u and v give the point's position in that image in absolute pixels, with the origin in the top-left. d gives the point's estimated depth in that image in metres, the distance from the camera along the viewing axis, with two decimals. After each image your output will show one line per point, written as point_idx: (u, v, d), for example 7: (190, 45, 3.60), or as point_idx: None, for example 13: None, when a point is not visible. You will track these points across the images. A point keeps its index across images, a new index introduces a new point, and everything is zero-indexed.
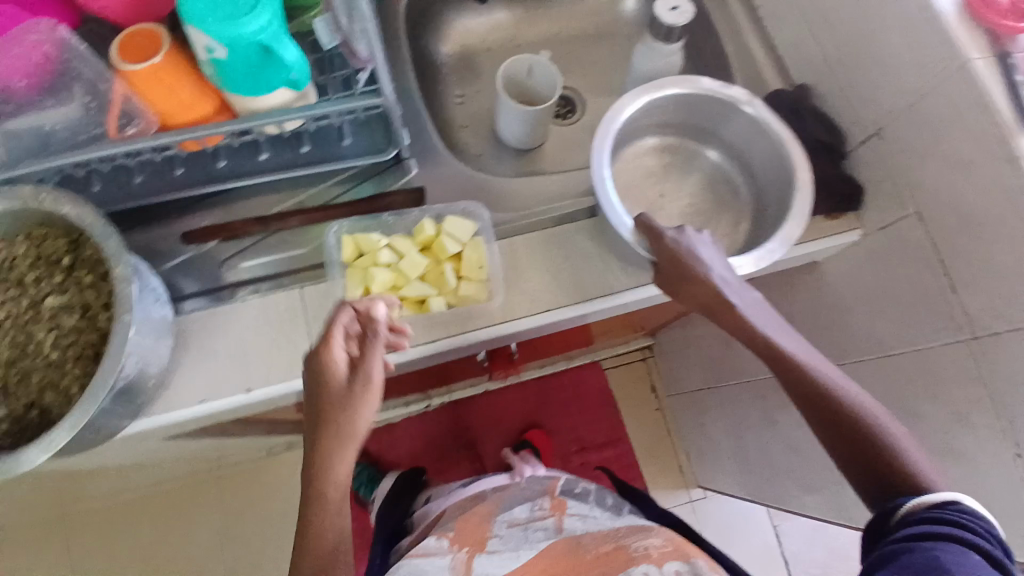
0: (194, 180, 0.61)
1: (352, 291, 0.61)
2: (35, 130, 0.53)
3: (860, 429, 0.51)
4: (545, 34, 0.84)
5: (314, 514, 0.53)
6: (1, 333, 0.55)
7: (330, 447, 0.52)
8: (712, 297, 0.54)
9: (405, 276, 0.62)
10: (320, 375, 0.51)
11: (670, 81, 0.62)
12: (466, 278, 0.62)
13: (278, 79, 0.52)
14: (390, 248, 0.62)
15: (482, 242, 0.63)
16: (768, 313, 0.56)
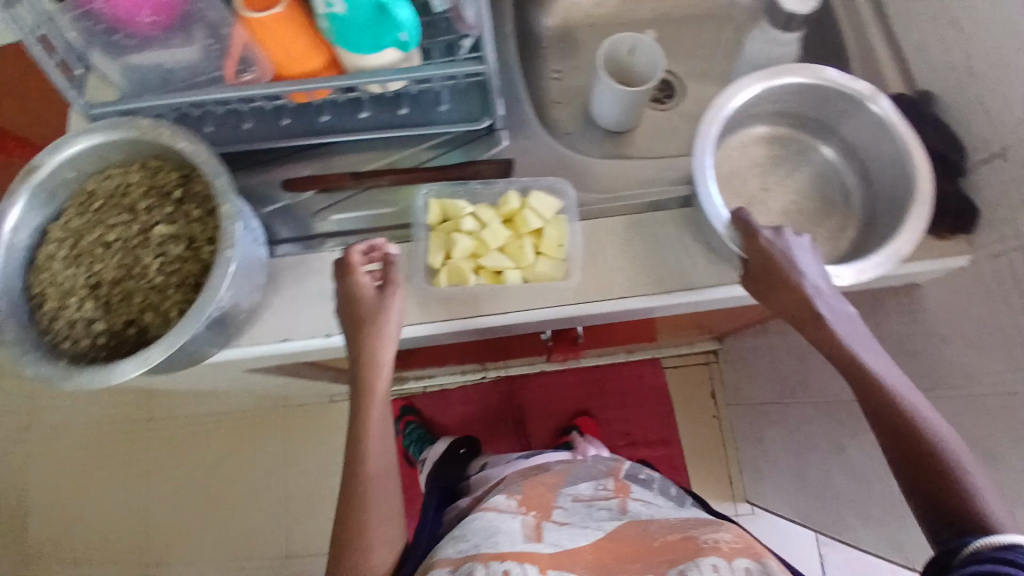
0: (298, 130, 0.63)
1: (433, 254, 0.62)
2: (156, 67, 0.56)
3: (940, 467, 0.48)
4: (652, 15, 0.81)
5: (362, 435, 0.58)
6: (110, 254, 0.58)
7: (367, 367, 0.57)
8: (801, 304, 0.52)
9: (486, 246, 0.62)
10: (350, 297, 0.56)
11: (791, 69, 0.59)
12: (544, 254, 0.62)
13: (387, 39, 0.51)
14: (474, 216, 0.63)
15: (564, 220, 0.63)
16: (860, 329, 0.53)
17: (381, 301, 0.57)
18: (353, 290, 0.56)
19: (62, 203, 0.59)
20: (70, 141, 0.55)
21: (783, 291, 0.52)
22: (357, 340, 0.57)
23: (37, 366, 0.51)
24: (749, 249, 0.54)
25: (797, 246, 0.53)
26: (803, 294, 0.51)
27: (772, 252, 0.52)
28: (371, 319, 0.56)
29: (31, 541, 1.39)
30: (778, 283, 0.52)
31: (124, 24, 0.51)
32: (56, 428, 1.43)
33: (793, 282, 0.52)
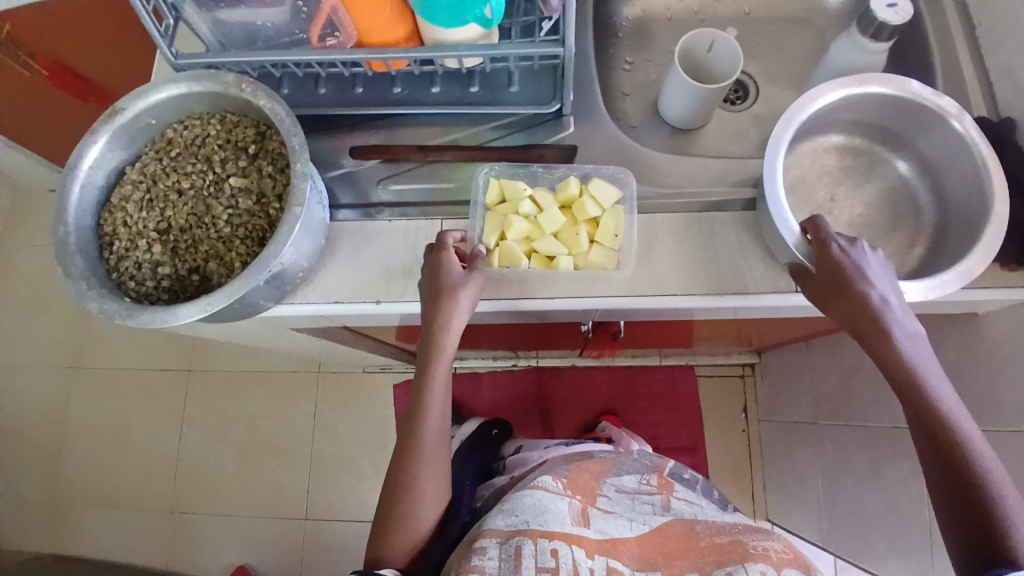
0: (371, 99, 0.65)
1: (488, 234, 0.62)
2: (244, 25, 0.58)
3: (985, 506, 0.46)
4: (732, 14, 0.81)
5: (424, 400, 0.61)
6: (183, 200, 0.59)
7: (440, 339, 0.59)
8: (868, 317, 0.51)
9: (541, 230, 0.61)
10: (436, 272, 0.58)
11: (875, 78, 0.58)
12: (597, 243, 0.61)
13: (471, 14, 0.52)
14: (532, 200, 0.62)
15: (622, 211, 0.61)
16: (927, 352, 0.51)
17: (467, 280, 0.58)
18: (440, 266, 0.58)
19: (141, 148, 0.60)
20: (157, 88, 0.56)
21: (845, 300, 0.51)
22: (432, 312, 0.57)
23: (101, 301, 0.52)
24: (817, 258, 0.53)
25: (873, 259, 0.52)
26: (865, 305, 0.51)
27: (843, 263, 0.51)
28: (449, 293, 0.57)
29: (71, 472, 1.46)
30: (840, 291, 0.51)
31: None
32: (105, 368, 1.50)
33: (857, 292, 0.51)
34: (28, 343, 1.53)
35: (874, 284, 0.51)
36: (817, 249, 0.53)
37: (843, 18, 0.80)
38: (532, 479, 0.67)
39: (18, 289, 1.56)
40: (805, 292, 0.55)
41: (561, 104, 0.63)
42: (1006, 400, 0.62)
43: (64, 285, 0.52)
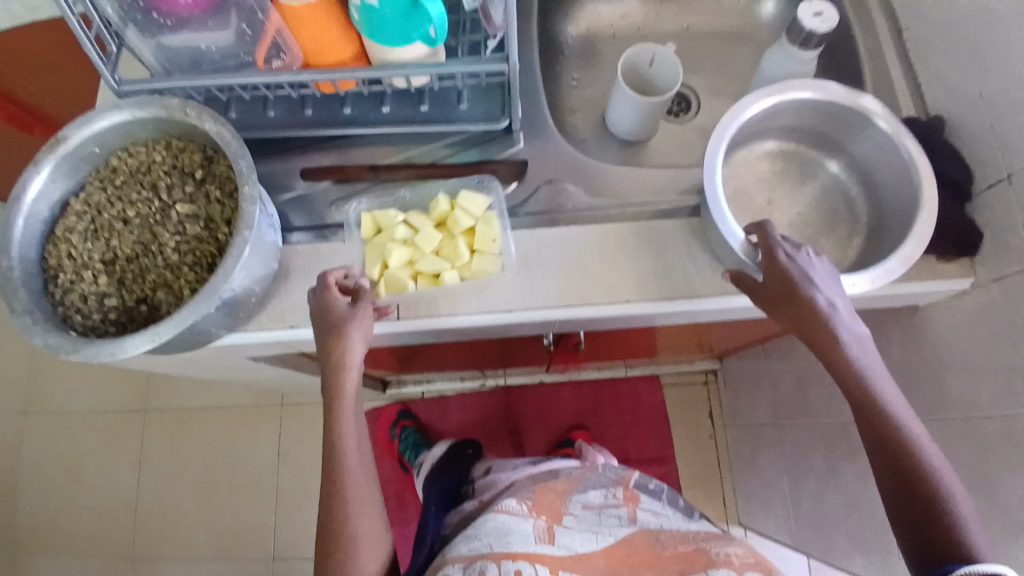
0: (321, 121, 0.65)
1: (370, 267, 0.61)
2: (190, 49, 0.58)
3: (932, 501, 0.48)
4: (672, 30, 0.84)
5: (335, 433, 0.59)
6: (130, 229, 0.57)
7: (339, 378, 0.58)
8: (817, 320, 0.52)
9: (420, 251, 0.61)
10: (323, 309, 0.57)
11: (794, 85, 0.60)
12: (478, 251, 0.61)
13: (415, 33, 0.52)
14: (406, 224, 0.62)
15: (494, 217, 0.62)
16: (872, 352, 0.53)
17: (352, 314, 0.57)
18: (325, 304, 0.57)
19: (84, 179, 0.58)
20: (100, 115, 0.55)
21: (795, 307, 0.52)
22: (326, 345, 0.57)
23: (47, 335, 0.50)
24: (765, 265, 0.54)
25: (816, 262, 0.54)
26: (816, 310, 0.52)
27: (789, 270, 0.53)
28: (344, 326, 0.57)
29: (23, 525, 1.38)
30: (791, 298, 0.53)
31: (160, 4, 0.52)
32: (57, 412, 1.44)
33: (804, 298, 0.52)
34: None
35: (822, 289, 0.52)
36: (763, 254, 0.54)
37: (776, 30, 0.84)
38: (499, 502, 0.67)
39: None
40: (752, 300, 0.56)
41: (510, 120, 0.64)
42: (950, 389, 0.65)
43: (11, 320, 0.50)
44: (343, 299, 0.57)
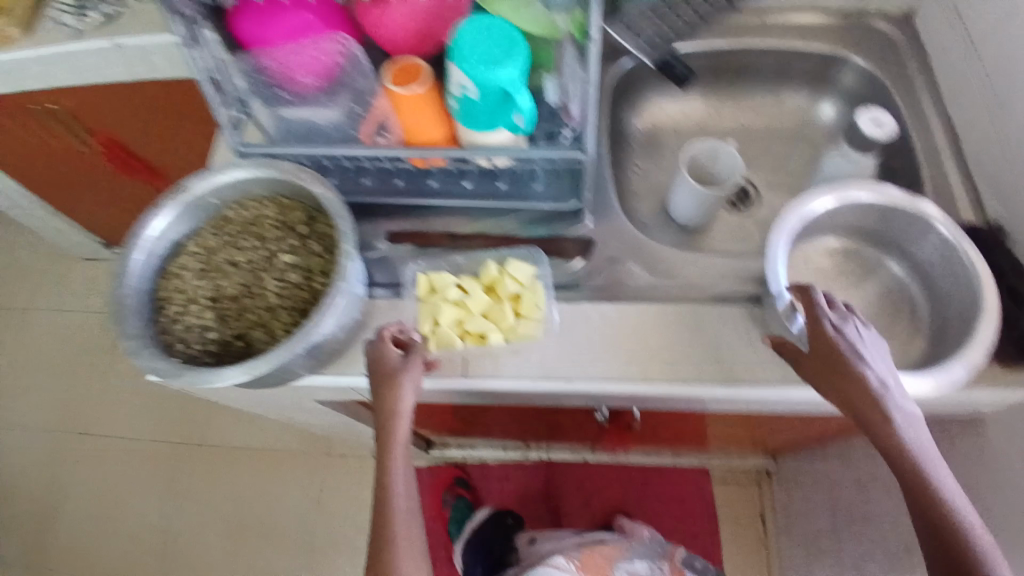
0: (408, 191, 0.73)
1: (422, 324, 0.65)
2: (303, 122, 0.65)
3: None
4: (732, 126, 0.89)
5: (389, 482, 0.61)
6: (237, 272, 0.64)
7: (392, 425, 0.61)
8: (865, 394, 0.52)
9: (469, 312, 0.64)
10: (378, 361, 0.61)
11: (856, 186, 0.64)
12: (523, 316, 0.65)
13: (503, 119, 0.59)
14: (458, 286, 0.66)
15: (540, 285, 0.66)
16: (924, 432, 0.51)
17: (403, 368, 0.61)
18: (380, 357, 0.61)
19: (200, 225, 0.66)
20: (225, 171, 0.64)
21: (840, 377, 0.53)
22: (379, 394, 0.61)
23: (153, 361, 0.56)
24: (812, 335, 0.55)
25: (863, 333, 0.54)
26: (863, 382, 0.52)
27: (836, 339, 0.53)
28: (400, 376, 0.60)
29: (94, 552, 1.48)
30: (837, 368, 0.53)
31: (290, 84, 0.62)
32: (130, 444, 1.56)
33: (849, 368, 0.52)
34: (64, 413, 1.63)
35: (869, 362, 0.53)
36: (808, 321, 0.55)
37: (834, 131, 0.88)
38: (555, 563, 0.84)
39: (66, 361, 1.68)
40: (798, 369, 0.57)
41: (580, 201, 0.70)
42: (1019, 504, 0.62)
43: (118, 343, 0.57)
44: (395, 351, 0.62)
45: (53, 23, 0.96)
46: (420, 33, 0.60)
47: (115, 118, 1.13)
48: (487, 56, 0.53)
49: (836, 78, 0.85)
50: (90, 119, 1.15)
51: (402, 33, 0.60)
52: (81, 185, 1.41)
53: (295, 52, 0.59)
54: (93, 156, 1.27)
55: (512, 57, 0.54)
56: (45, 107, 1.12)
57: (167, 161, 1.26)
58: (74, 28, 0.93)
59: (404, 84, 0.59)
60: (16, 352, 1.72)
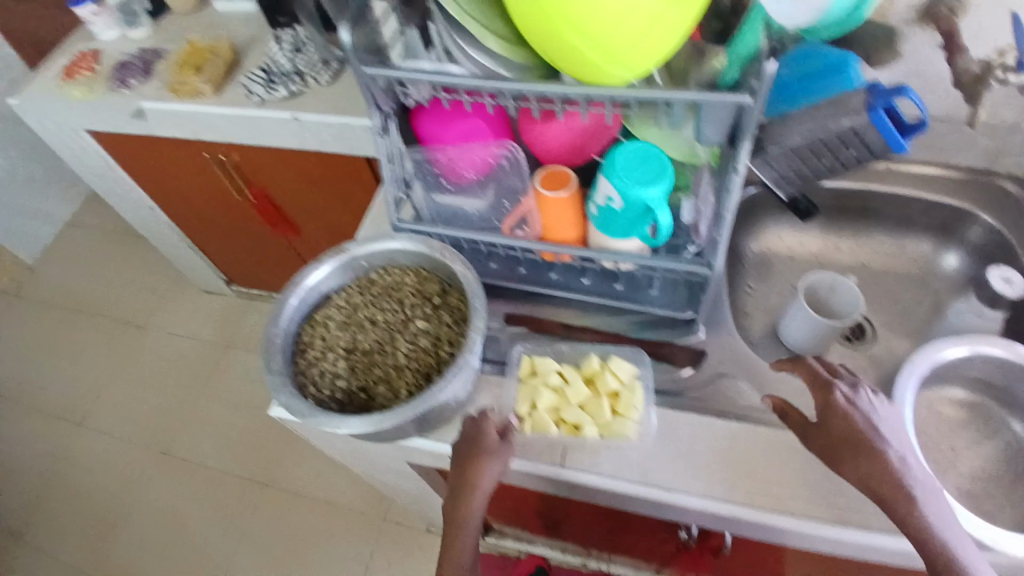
0: (529, 279, 0.78)
1: (520, 404, 0.67)
2: (452, 208, 0.75)
3: None
4: (851, 264, 0.91)
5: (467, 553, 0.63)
6: (374, 329, 0.71)
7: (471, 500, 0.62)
8: (886, 467, 0.54)
9: (567, 400, 0.66)
10: (474, 441, 0.63)
11: (984, 339, 0.65)
12: (619, 413, 0.65)
13: (636, 229, 0.63)
14: (559, 374, 0.68)
15: (639, 385, 0.66)
16: (946, 507, 0.53)
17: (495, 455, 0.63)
18: (476, 436, 0.63)
19: (347, 281, 0.74)
20: (381, 240, 0.71)
21: (858, 451, 0.55)
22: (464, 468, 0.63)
23: (289, 399, 0.61)
24: (826, 407, 0.58)
25: (875, 404, 0.59)
26: (885, 458, 0.54)
27: (851, 411, 0.57)
28: (492, 458, 0.62)
29: (145, 566, 1.54)
30: (852, 441, 0.56)
31: (452, 176, 0.71)
32: (206, 470, 1.64)
33: (867, 441, 0.55)
34: (155, 430, 1.74)
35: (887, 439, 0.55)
36: (819, 392, 0.59)
37: (956, 282, 0.88)
38: None
39: (169, 381, 1.83)
40: (811, 444, 0.59)
41: (695, 312, 0.73)
42: None
43: (265, 376, 0.63)
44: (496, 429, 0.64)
45: (243, 88, 1.12)
46: (573, 148, 0.67)
47: (271, 177, 1.31)
48: (641, 176, 0.58)
49: (962, 231, 0.86)
50: (251, 175, 1.33)
51: (557, 146, 0.67)
52: (219, 223, 1.58)
53: (467, 153, 0.68)
54: (242, 202, 1.44)
55: (663, 177, 0.58)
56: (218, 157, 1.30)
57: (303, 218, 1.41)
58: (259, 97, 1.09)
59: (552, 187, 0.67)
60: (130, 363, 1.89)
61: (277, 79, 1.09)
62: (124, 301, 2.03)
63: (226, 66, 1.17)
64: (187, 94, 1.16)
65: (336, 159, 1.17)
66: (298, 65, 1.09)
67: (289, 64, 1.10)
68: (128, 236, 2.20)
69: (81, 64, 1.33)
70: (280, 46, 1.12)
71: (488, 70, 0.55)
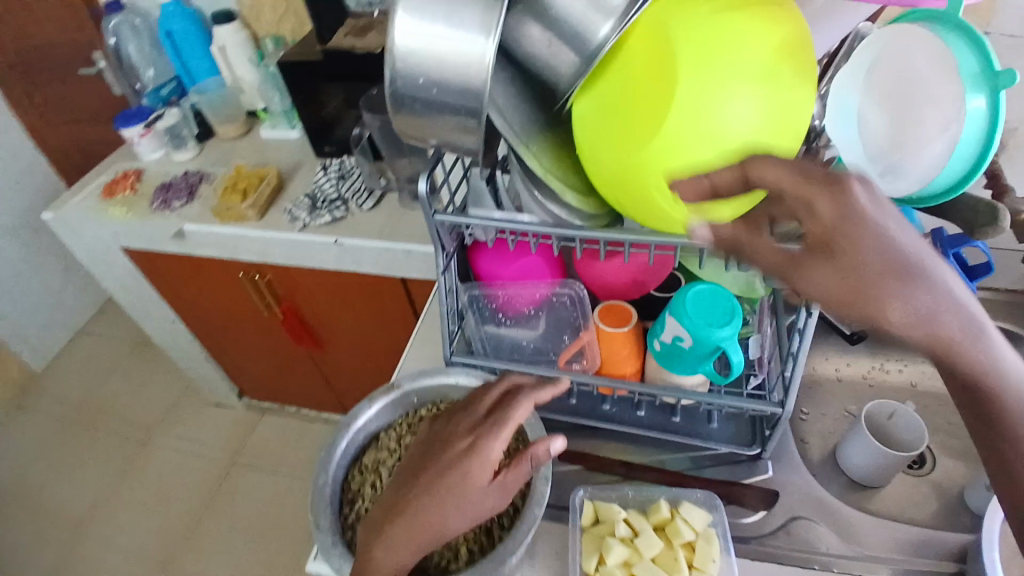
0: (581, 409, 0.75)
1: (587, 558, 0.62)
2: (504, 340, 0.73)
3: None
4: (902, 385, 0.89)
5: None
6: None
7: None
8: (927, 291, 0.40)
9: (639, 553, 0.61)
10: (464, 470, 0.56)
11: None
12: (696, 569, 0.60)
13: (702, 367, 0.62)
14: (627, 522, 0.64)
15: (715, 535, 0.62)
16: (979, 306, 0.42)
17: (485, 489, 0.56)
18: (467, 466, 0.56)
19: (395, 419, 0.71)
20: (434, 375, 0.70)
21: (900, 290, 0.40)
22: (433, 496, 0.55)
23: (340, 561, 0.57)
24: (835, 226, 0.41)
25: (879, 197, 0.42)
26: (925, 281, 0.40)
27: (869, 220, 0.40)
28: (468, 502, 0.55)
29: None
30: (885, 272, 0.40)
31: (507, 311, 0.72)
32: None
33: (903, 270, 0.40)
34: (155, 556, 1.63)
35: (933, 281, 0.40)
36: (825, 206, 0.41)
37: None
38: None
39: (174, 501, 1.73)
40: (808, 286, 0.42)
41: (762, 446, 0.70)
42: None
43: (314, 535, 0.59)
44: (493, 452, 0.57)
45: (286, 215, 1.19)
46: (627, 282, 0.68)
47: (303, 295, 1.32)
48: (710, 319, 0.58)
49: None
50: (282, 293, 1.34)
51: (611, 281, 0.67)
52: (241, 335, 1.57)
53: (527, 288, 0.70)
54: (270, 317, 1.44)
55: (734, 320, 0.58)
56: (252, 276, 1.32)
57: (329, 332, 1.41)
58: (302, 222, 1.15)
59: (613, 323, 0.67)
60: (132, 478, 1.80)
61: (321, 205, 1.18)
62: (131, 413, 1.98)
63: (272, 192, 1.24)
64: (232, 218, 1.22)
65: (370, 280, 1.20)
66: (343, 191, 1.19)
67: (334, 192, 1.19)
68: (142, 345, 2.19)
69: (122, 183, 1.38)
70: (327, 174, 1.22)
71: (557, 218, 0.58)
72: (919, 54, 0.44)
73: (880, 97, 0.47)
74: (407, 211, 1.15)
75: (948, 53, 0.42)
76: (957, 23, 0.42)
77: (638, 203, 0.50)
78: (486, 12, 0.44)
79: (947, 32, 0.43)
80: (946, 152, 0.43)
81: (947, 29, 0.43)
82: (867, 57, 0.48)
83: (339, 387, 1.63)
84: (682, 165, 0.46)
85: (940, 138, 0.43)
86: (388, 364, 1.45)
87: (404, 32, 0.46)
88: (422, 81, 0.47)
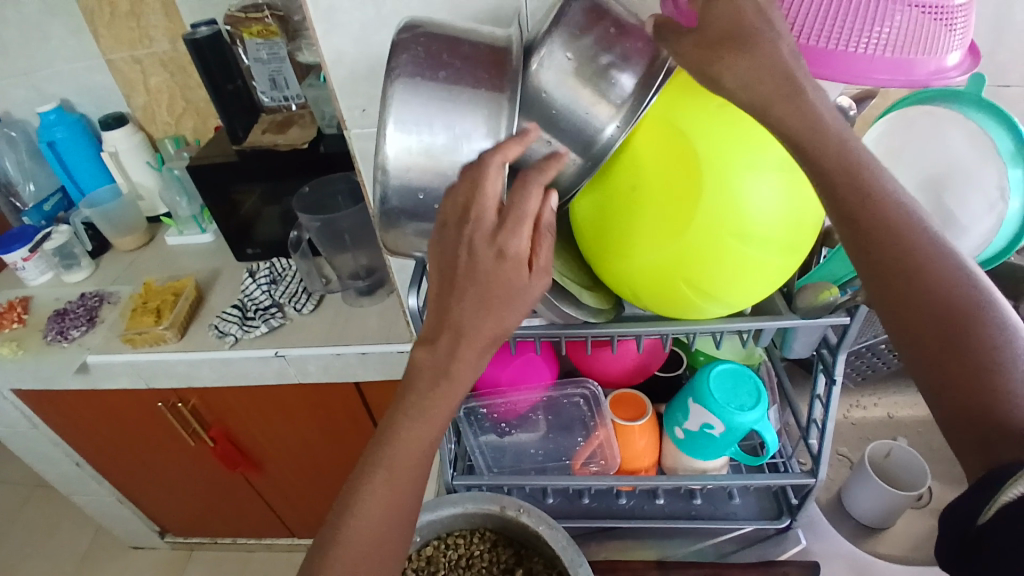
0: (597, 509, 0.70)
1: None
2: (508, 449, 0.67)
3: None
4: (881, 420, 0.87)
5: None
6: None
7: None
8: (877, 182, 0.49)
9: None
10: (502, 281, 0.41)
11: None
12: None
13: (729, 449, 0.59)
14: None
15: None
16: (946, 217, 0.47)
17: (528, 288, 0.41)
18: (505, 275, 0.40)
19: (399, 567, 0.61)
20: (440, 505, 0.61)
21: None
22: (470, 343, 0.41)
23: None
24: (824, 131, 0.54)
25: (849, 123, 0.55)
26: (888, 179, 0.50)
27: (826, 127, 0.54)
28: (519, 307, 0.42)
29: None
30: None
31: (510, 416, 0.65)
32: None
33: None
34: None
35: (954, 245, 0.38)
36: None
37: None
38: None
39: None
40: None
41: (791, 516, 0.67)
42: None
43: None
44: (524, 250, 0.41)
45: (213, 331, 1.05)
46: (634, 371, 0.63)
47: (236, 414, 1.17)
48: (740, 401, 0.55)
49: None
50: (212, 416, 1.18)
51: (616, 373, 0.63)
52: (163, 469, 1.36)
53: (530, 394, 0.63)
54: (198, 446, 1.26)
55: (763, 402, 0.55)
56: (173, 404, 1.15)
57: (269, 451, 1.25)
58: (233, 337, 1.02)
59: (628, 415, 0.63)
60: None
61: (253, 315, 1.05)
62: None
63: (191, 307, 1.10)
64: (147, 342, 1.06)
65: (318, 388, 1.08)
66: (276, 297, 1.08)
67: (266, 298, 1.07)
68: (33, 491, 1.85)
69: (7, 316, 1.17)
70: (255, 280, 1.08)
71: (568, 318, 0.52)
72: (954, 133, 0.47)
73: (920, 169, 0.49)
74: (352, 308, 1.06)
75: (984, 134, 0.45)
76: (983, 103, 0.46)
77: (663, 297, 0.47)
78: (491, 118, 0.42)
79: (975, 113, 0.46)
80: (995, 226, 0.45)
81: (973, 109, 0.46)
82: (902, 130, 0.51)
83: (283, 508, 1.44)
84: (708, 259, 0.44)
85: (989, 211, 0.46)
86: (339, 474, 1.30)
87: (399, 146, 0.42)
88: (422, 197, 0.43)
